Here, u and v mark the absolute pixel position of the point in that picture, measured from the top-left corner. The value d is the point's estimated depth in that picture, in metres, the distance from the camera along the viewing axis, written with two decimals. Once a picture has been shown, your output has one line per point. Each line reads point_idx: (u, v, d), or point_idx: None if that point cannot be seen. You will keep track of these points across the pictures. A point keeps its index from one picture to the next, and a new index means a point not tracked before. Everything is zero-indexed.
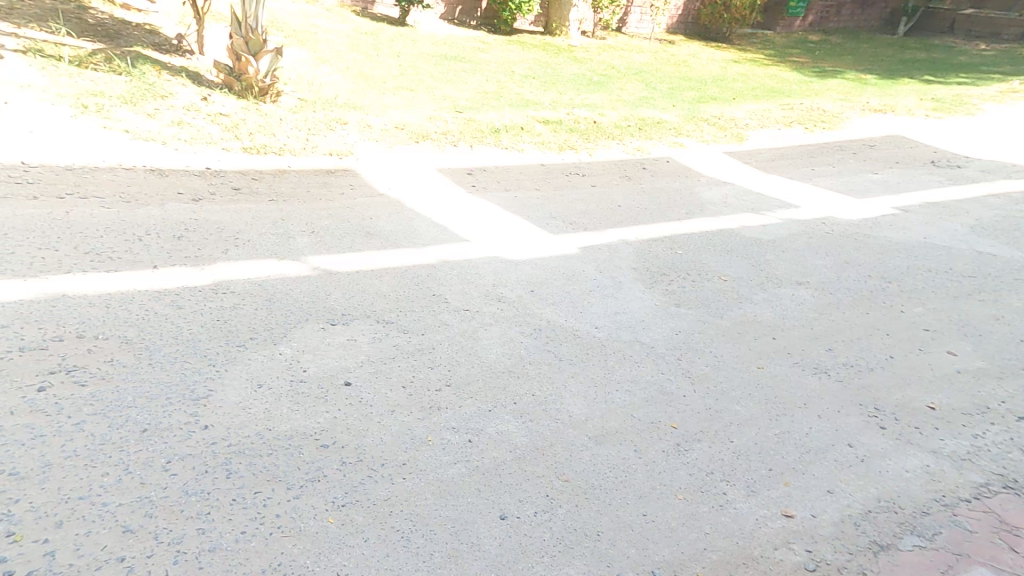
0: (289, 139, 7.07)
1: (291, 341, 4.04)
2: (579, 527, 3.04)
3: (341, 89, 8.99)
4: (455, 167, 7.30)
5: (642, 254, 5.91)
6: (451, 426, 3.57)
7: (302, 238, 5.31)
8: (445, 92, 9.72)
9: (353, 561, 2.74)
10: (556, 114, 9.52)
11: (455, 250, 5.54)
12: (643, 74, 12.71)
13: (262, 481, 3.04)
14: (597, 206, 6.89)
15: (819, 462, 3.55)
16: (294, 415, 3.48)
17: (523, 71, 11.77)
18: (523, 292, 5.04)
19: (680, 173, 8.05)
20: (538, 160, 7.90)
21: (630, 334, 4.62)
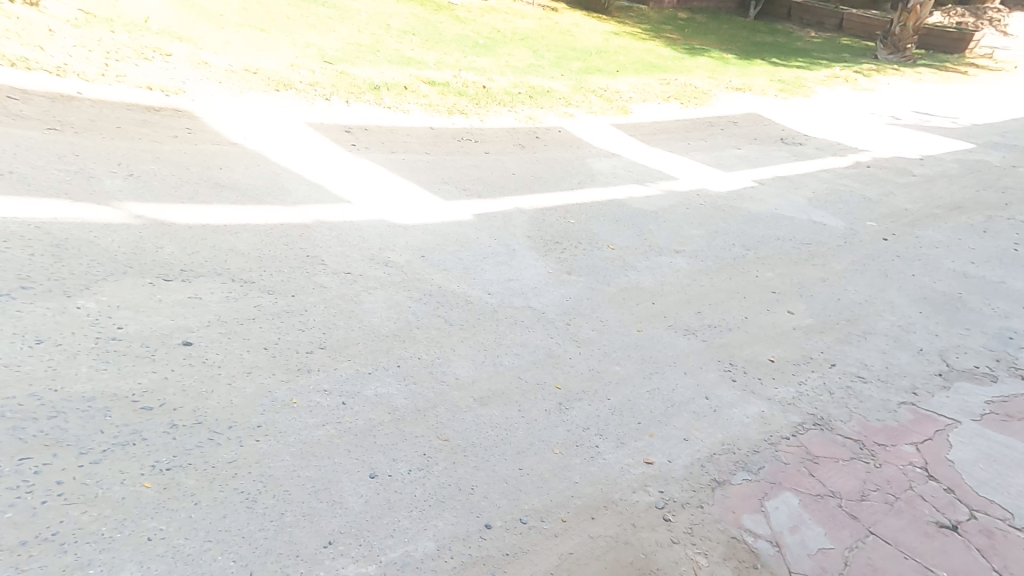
0: (71, 59, 6.23)
1: (97, 295, 3.64)
2: (453, 482, 3.05)
3: (157, 12, 8.06)
4: (331, 123, 6.86)
5: (537, 222, 5.96)
6: (323, 388, 3.42)
7: (109, 179, 4.78)
8: (306, 38, 9.05)
9: (175, 525, 2.57)
10: (443, 75, 9.26)
11: (333, 211, 5.25)
12: (530, 41, 12.65)
13: (36, 446, 2.74)
14: (491, 173, 6.85)
15: (680, 413, 3.80)
16: (97, 374, 3.15)
17: (399, 26, 11.22)
18: (414, 257, 4.90)
19: (572, 143, 8.18)
20: (426, 123, 7.64)
21: (522, 300, 4.67)
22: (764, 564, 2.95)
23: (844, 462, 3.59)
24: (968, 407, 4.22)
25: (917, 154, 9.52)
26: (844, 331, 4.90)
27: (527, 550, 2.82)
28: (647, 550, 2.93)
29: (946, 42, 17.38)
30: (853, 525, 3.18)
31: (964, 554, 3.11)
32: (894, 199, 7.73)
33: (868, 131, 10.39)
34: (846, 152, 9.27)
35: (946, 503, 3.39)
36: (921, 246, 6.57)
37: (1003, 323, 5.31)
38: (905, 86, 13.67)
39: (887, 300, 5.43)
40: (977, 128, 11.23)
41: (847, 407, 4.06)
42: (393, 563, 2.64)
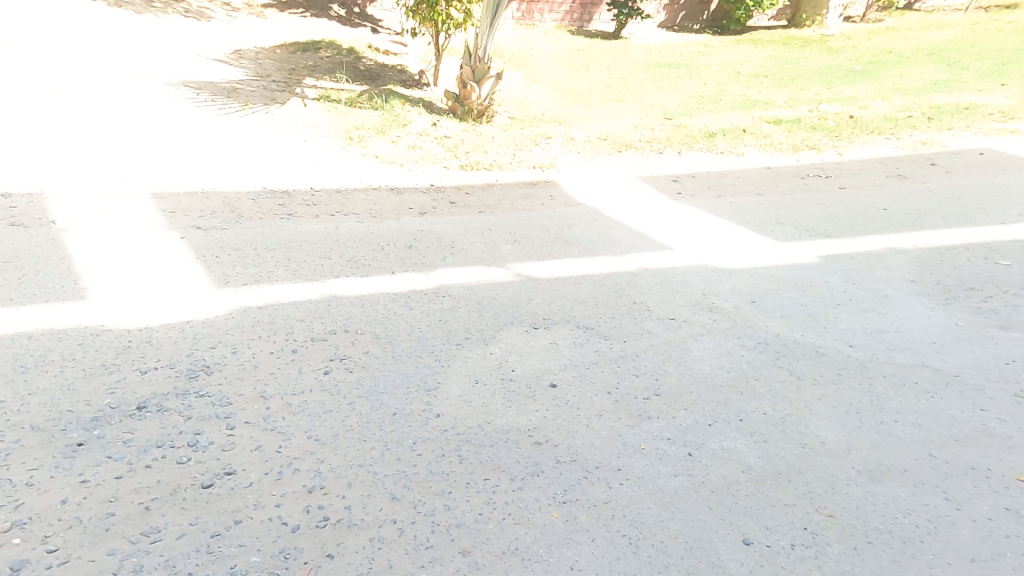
0: (498, 155, 7.67)
1: (499, 342, 4.36)
2: (856, 571, 2.72)
3: (548, 105, 9.50)
4: (658, 174, 7.20)
5: (922, 263, 5.21)
6: (666, 436, 3.50)
7: (506, 246, 5.71)
8: (653, 100, 9.63)
9: (585, 558, 2.79)
10: (794, 112, 8.81)
11: (659, 258, 5.48)
12: (939, 57, 11.04)
13: (488, 469, 3.27)
14: (859, 211, 6.15)
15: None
16: (507, 410, 3.71)
17: (751, 70, 11.06)
18: (742, 302, 4.78)
19: (1002, 165, 6.92)
20: (761, 163, 7.36)
21: (912, 357, 4.12)
22: None
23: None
24: None
25: None
26: None
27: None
28: None
29: None
30: None
31: None
32: None
33: None
34: None
35: None
36: None
37: None
38: None
39: None
40: None
41: None
42: None
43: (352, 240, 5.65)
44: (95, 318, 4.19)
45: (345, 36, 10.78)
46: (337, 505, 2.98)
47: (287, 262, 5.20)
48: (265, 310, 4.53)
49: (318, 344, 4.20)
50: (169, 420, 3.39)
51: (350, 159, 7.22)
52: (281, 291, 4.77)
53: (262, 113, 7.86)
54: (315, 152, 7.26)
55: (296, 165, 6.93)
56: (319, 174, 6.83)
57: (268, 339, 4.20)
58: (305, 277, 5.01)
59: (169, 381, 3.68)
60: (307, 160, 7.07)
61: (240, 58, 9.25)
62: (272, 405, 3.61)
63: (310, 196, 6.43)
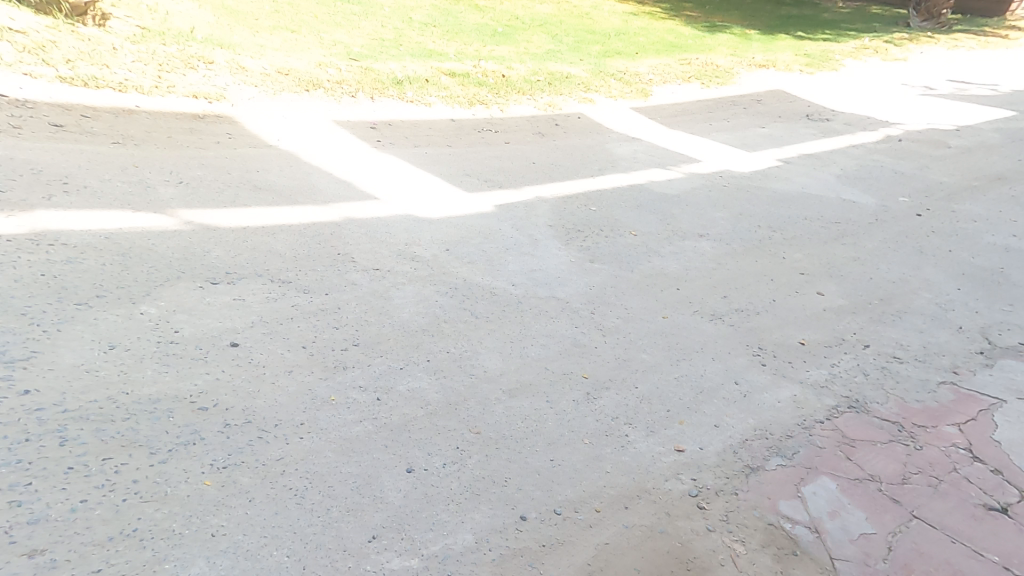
0: (129, 74, 6.32)
1: (156, 301, 3.71)
2: (487, 475, 3.08)
3: (198, 23, 8.18)
4: (356, 120, 6.94)
5: (559, 210, 5.97)
6: (359, 385, 3.46)
7: (164, 188, 4.84)
8: (333, 37, 9.10)
9: (234, 521, 2.63)
10: (462, 65, 9.24)
11: (366, 209, 5.31)
12: (548, 26, 12.58)
13: (113, 447, 2.82)
14: (512, 163, 6.82)
15: (710, 400, 3.78)
16: (157, 377, 3.23)
17: (422, 18, 11.26)
18: (438, 251, 4.93)
19: (592, 129, 8.17)
20: (447, 115, 7.63)
21: (547, 290, 4.69)
22: (802, 550, 2.91)
23: (883, 444, 3.53)
24: (1011, 385, 4.12)
25: (952, 124, 9.31)
26: (878, 311, 4.81)
27: (564, 540, 2.82)
28: (684, 538, 2.91)
29: (985, 5, 16.84)
30: (896, 510, 3.12)
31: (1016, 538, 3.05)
32: (931, 172, 7.57)
33: (908, 107, 9.92)
34: (877, 127, 9.03)
35: (995, 486, 3.32)
36: (957, 221, 6.42)
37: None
38: (939, 54, 13.22)
39: (924, 278, 5.32)
40: (1015, 95, 10.93)
41: (884, 388, 3.99)
42: (435, 556, 2.67)
43: None
44: None
45: None
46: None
47: None
48: None
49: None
50: None
51: None
52: None
53: None
54: None
55: None
56: None
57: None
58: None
59: None
60: None
61: None
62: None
63: None
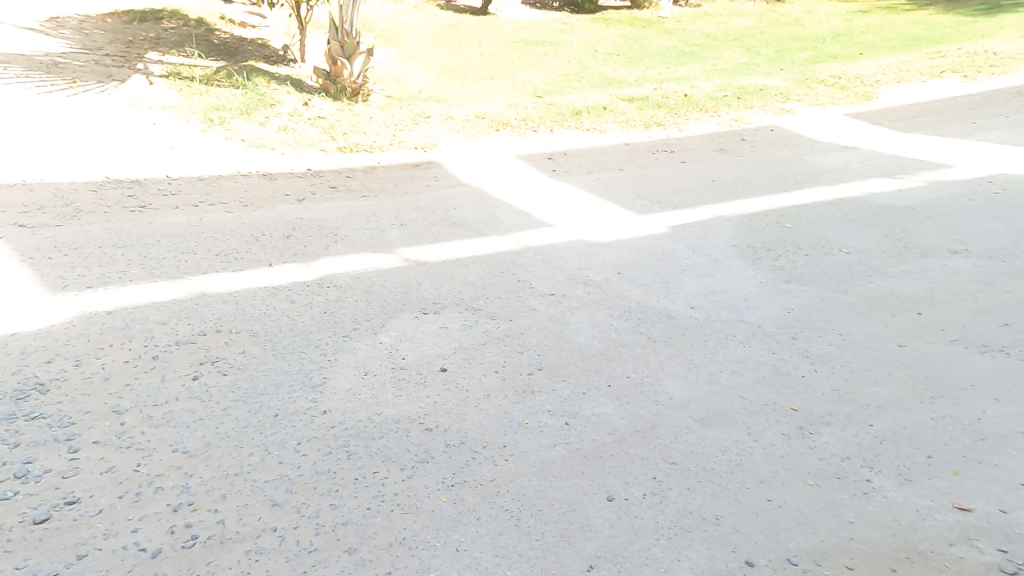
0: (379, 136, 7.36)
1: (389, 331, 4.23)
2: (695, 510, 2.98)
3: (425, 83, 9.27)
4: (534, 152, 7.33)
5: (742, 230, 5.64)
6: (547, 409, 3.61)
7: (393, 231, 5.52)
8: (525, 78, 9.74)
9: (470, 537, 2.84)
10: (643, 89, 9.24)
11: (539, 235, 5.58)
12: (744, 39, 12.02)
13: (378, 461, 3.21)
14: (688, 182, 6.65)
15: (1003, 451, 3.28)
16: (398, 400, 3.64)
17: (608, 49, 11.50)
18: (610, 274, 4.99)
19: (788, 141, 7.59)
20: (622, 140, 7.69)
21: (733, 313, 4.46)
22: None
23: None
24: None
25: None
26: None
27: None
28: None
29: None
30: None
31: None
32: None
33: None
34: None
35: None
36: None
37: None
38: None
39: None
40: None
41: None
42: None
43: (220, 233, 5.21)
44: None
45: (189, 3, 9.69)
46: (208, 521, 2.83)
47: (153, 263, 4.73)
48: (117, 315, 4.12)
49: (183, 348, 3.89)
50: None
51: (214, 145, 6.58)
52: (140, 292, 4.36)
53: (95, 92, 7.02)
54: (169, 135, 6.58)
55: (146, 152, 6.27)
56: (179, 160, 6.23)
57: (124, 347, 3.83)
58: (166, 276, 4.58)
59: None
60: (160, 146, 6.39)
61: (59, 26, 8.11)
62: (128, 419, 3.34)
63: (165, 185, 5.84)
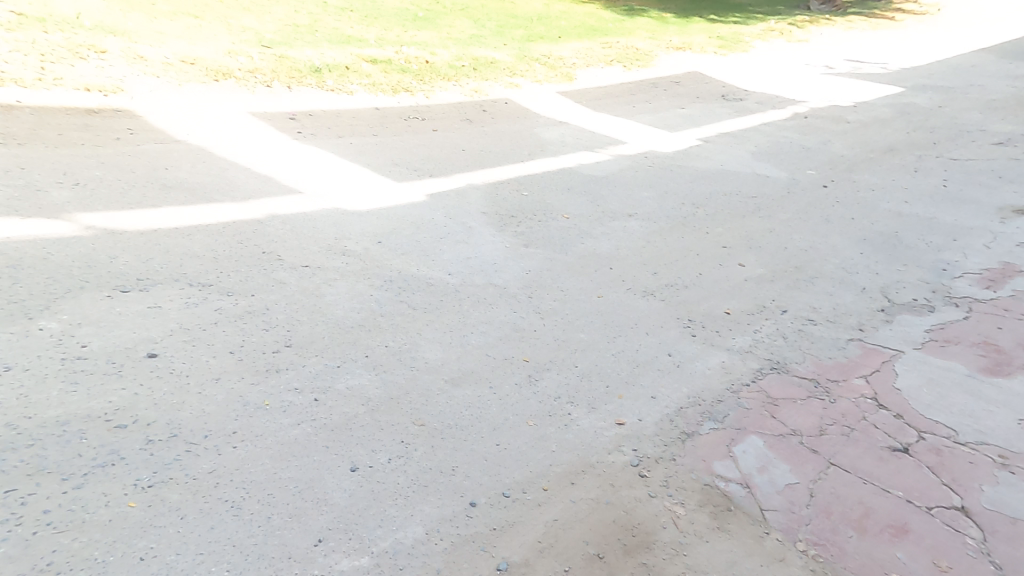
0: (10, 66, 5.98)
1: (57, 315, 3.54)
2: (434, 465, 3.06)
3: (88, 6, 7.68)
4: (273, 112, 6.64)
5: (492, 197, 5.97)
6: (293, 387, 3.37)
7: (58, 191, 4.62)
8: (242, 22, 8.69)
9: (165, 541, 2.53)
10: (383, 51, 9.00)
11: (288, 203, 5.13)
12: (472, 11, 12.49)
13: (20, 477, 2.67)
14: (441, 150, 6.75)
15: (646, 373, 3.91)
16: (69, 398, 3.07)
17: (339, 4, 10.89)
18: (370, 244, 4.83)
19: (519, 114, 8.18)
20: (371, 104, 7.45)
21: (484, 277, 4.69)
22: (735, 506, 3.05)
23: (802, 401, 3.74)
24: (909, 337, 4.40)
25: (850, 102, 9.77)
26: (791, 279, 5.07)
27: (514, 522, 2.85)
28: (628, 507, 2.99)
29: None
30: (816, 459, 3.32)
31: (917, 473, 3.26)
32: (832, 147, 8.00)
33: (809, 86, 10.46)
34: (785, 105, 9.52)
35: (896, 429, 3.56)
36: (857, 190, 6.80)
37: (939, 253, 5.52)
38: (838, 36, 14.01)
39: (831, 245, 5.64)
40: (905, 71, 11.46)
41: (801, 348, 4.23)
42: (385, 552, 2.64)
43: None
44: None
45: None
46: None
47: None
48: None
49: None
50: None
51: None
52: None
53: None
54: None
55: None
56: None
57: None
58: None
59: None
60: None
61: None
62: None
63: None
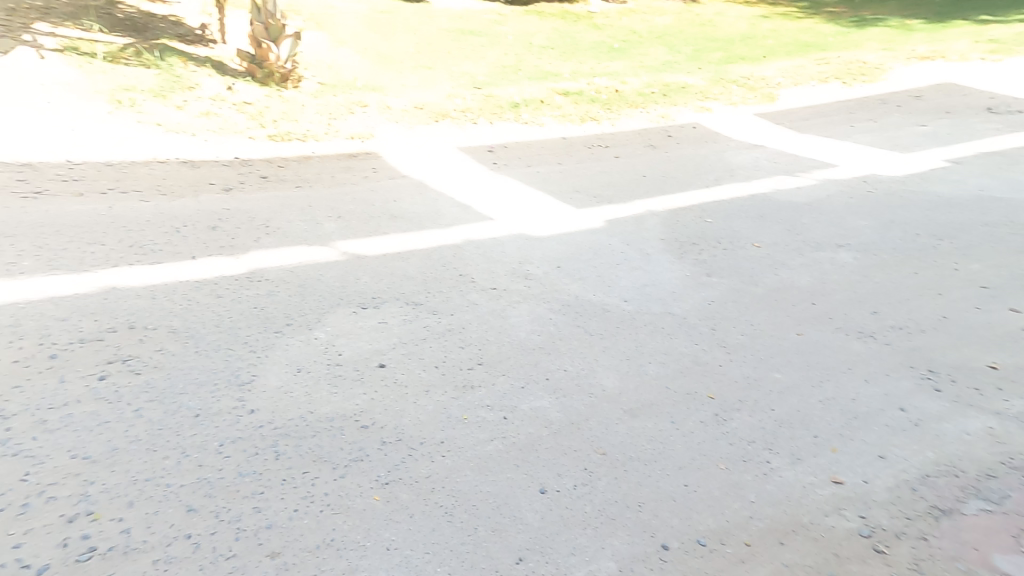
0: (312, 125, 7.03)
1: (326, 325, 4.06)
2: (619, 499, 3.05)
3: (359, 71, 8.95)
4: (475, 145, 7.23)
5: (670, 224, 5.82)
6: (485, 404, 3.59)
7: (330, 223, 5.26)
8: (462, 69, 9.62)
9: (401, 535, 2.80)
10: (576, 84, 9.34)
11: (481, 230, 5.51)
12: (666, 37, 12.41)
13: (309, 461, 3.10)
14: (623, 176, 6.79)
15: (869, 428, 3.51)
16: (332, 397, 3.52)
17: (540, 42, 11.51)
18: (550, 268, 5.02)
19: (707, 139, 7.88)
20: (560, 134, 7.75)
21: (661, 305, 4.59)
22: None
23: None
24: None
25: None
26: None
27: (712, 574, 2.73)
28: None
29: None
30: None
31: None
32: None
33: None
34: None
35: None
36: None
37: None
38: None
39: None
40: None
41: None
42: None
43: (136, 222, 4.82)
44: None
45: None
46: (111, 530, 2.67)
47: (65, 258, 4.32)
48: (12, 313, 3.79)
49: (88, 346, 3.62)
50: None
51: (120, 127, 6.10)
52: (42, 287, 4.03)
53: None
54: (72, 119, 6.02)
55: (49, 138, 5.70)
56: (83, 144, 5.71)
57: (14, 345, 3.57)
58: (73, 270, 4.22)
59: None
60: (60, 128, 5.85)
61: None
62: (17, 424, 3.12)
63: (69, 171, 5.35)
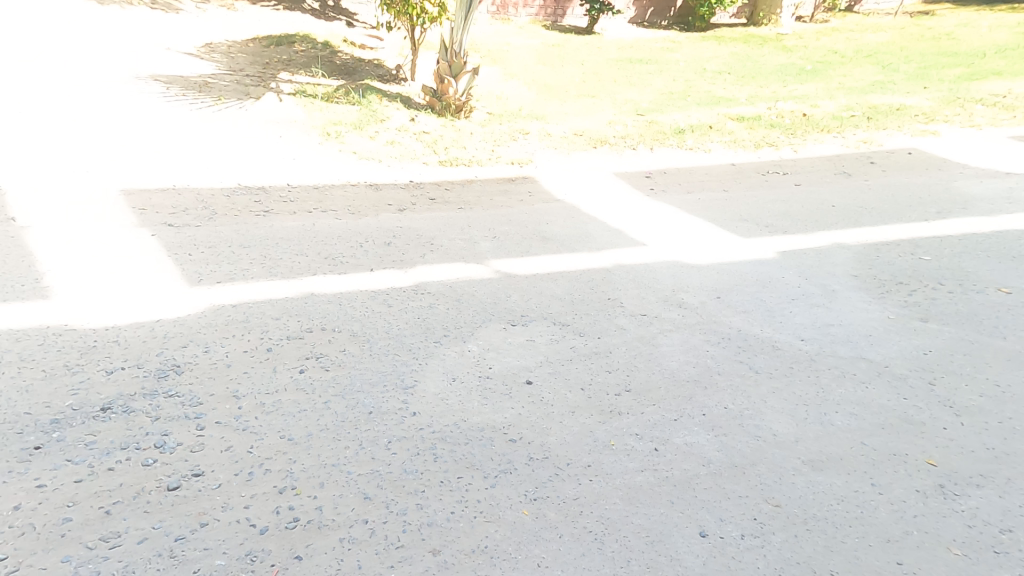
0: (477, 151, 7.61)
1: (477, 340, 4.29)
2: (802, 560, 2.78)
3: (525, 100, 9.48)
4: (632, 170, 7.26)
5: (865, 259, 5.29)
6: (634, 432, 3.51)
7: (485, 242, 5.64)
8: (627, 96, 9.70)
9: (552, 555, 2.78)
10: (754, 109, 8.90)
11: (632, 255, 5.49)
12: (880, 56, 11.37)
13: (463, 467, 3.22)
14: (804, 207, 6.27)
15: None
16: (483, 408, 3.65)
17: (715, 67, 11.17)
18: (708, 298, 4.83)
19: (931, 165, 7.09)
20: (727, 159, 7.45)
21: (851, 350, 4.19)
22: None
23: None
24: None
25: None
26: None
27: None
28: None
29: None
30: None
31: None
32: None
33: None
34: None
35: None
36: None
37: None
38: None
39: None
40: None
41: None
42: None
43: (330, 237, 5.53)
44: (67, 319, 4.07)
45: (320, 29, 10.63)
46: (308, 506, 2.92)
47: (274, 263, 5.04)
48: (240, 308, 4.39)
49: (292, 342, 4.07)
50: (134, 421, 3.29)
51: (326, 155, 7.13)
52: (259, 289, 4.64)
53: (235, 108, 7.78)
54: (291, 147, 7.16)
55: (272, 163, 6.80)
56: (297, 170, 6.72)
57: (244, 337, 4.07)
58: (282, 275, 4.86)
59: (135, 382, 3.56)
60: (282, 156, 6.96)
61: (211, 51, 9.19)
62: (244, 404, 3.51)
63: (287, 192, 6.32)
